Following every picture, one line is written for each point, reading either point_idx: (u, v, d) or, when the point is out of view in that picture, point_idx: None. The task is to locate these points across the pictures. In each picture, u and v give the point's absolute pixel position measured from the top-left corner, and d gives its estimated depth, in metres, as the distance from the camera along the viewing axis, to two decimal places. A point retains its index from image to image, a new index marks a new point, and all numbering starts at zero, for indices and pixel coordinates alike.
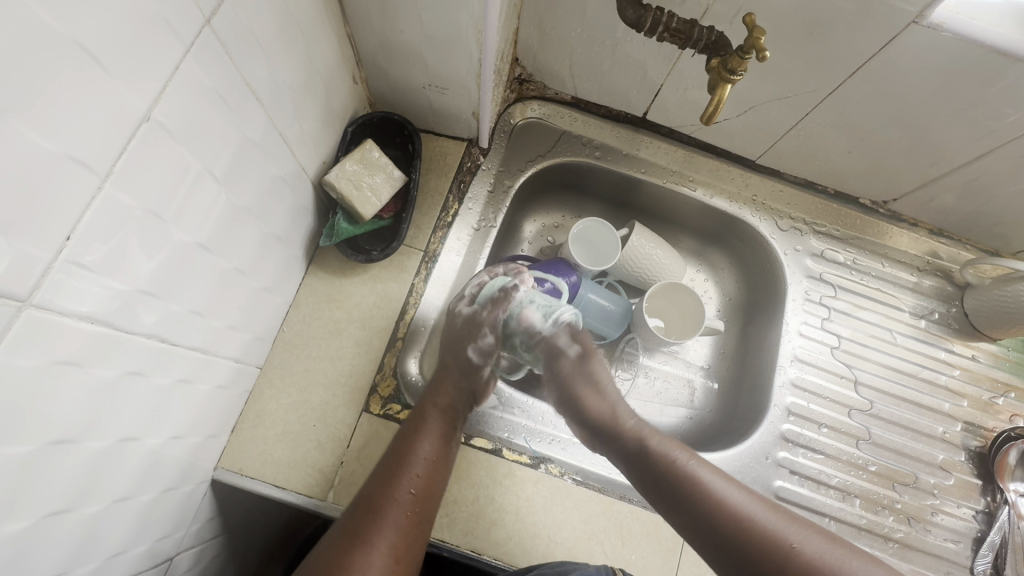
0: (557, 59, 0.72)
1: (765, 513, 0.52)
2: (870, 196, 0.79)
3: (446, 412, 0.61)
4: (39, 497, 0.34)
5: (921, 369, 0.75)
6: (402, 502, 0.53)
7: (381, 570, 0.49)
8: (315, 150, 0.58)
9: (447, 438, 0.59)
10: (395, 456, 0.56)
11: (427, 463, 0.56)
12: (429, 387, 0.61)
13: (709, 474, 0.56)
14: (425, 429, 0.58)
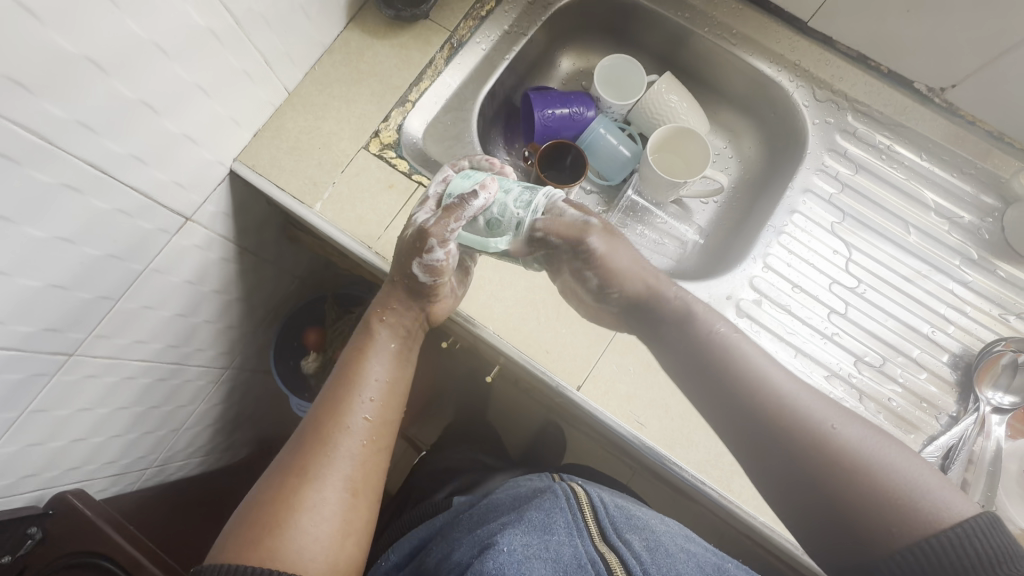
0: None
1: (799, 391, 0.52)
2: (926, 79, 0.73)
3: (400, 333, 0.63)
4: (86, 29, 0.44)
5: (928, 268, 0.71)
6: (357, 429, 0.56)
7: (336, 498, 0.52)
8: None
9: (401, 359, 0.63)
10: (346, 383, 0.58)
11: (379, 386, 0.59)
12: (380, 303, 0.64)
13: (750, 350, 0.55)
14: (376, 347, 0.61)
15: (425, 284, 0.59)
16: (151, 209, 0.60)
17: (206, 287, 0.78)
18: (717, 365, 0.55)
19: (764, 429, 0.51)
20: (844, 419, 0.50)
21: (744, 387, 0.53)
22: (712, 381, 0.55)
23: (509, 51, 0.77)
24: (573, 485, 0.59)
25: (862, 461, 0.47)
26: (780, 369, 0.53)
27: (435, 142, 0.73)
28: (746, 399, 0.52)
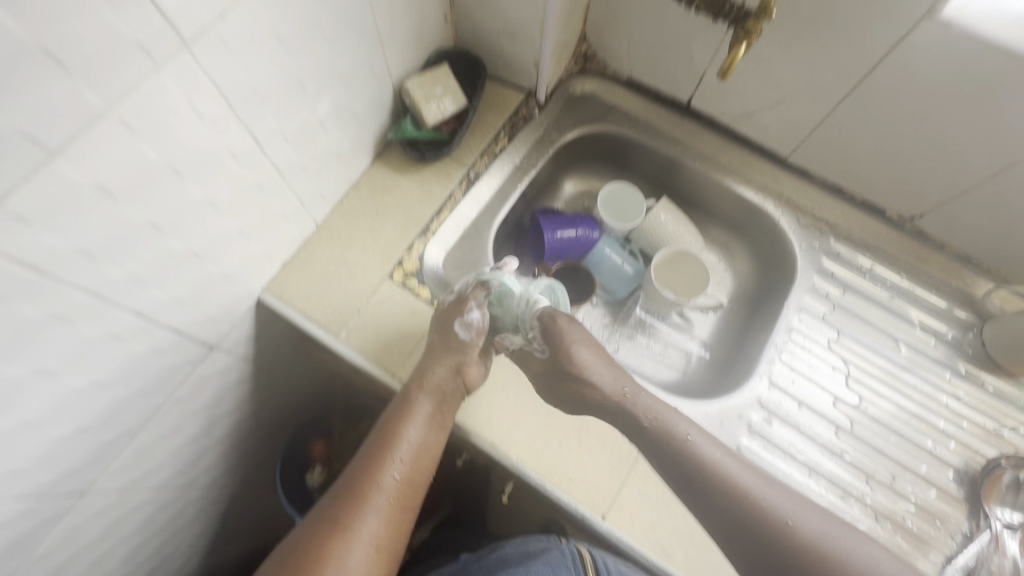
0: (618, 39, 0.84)
1: (752, 481, 0.59)
2: (897, 209, 0.81)
3: (439, 397, 0.64)
4: (150, 201, 0.48)
5: (921, 383, 0.75)
6: (387, 486, 0.60)
7: (363, 554, 0.56)
8: (401, 62, 0.73)
9: (436, 423, 0.64)
10: (384, 440, 0.63)
11: (411, 448, 0.63)
12: (422, 367, 0.66)
13: (713, 451, 0.61)
14: (413, 413, 0.63)
15: (465, 341, 0.66)
16: (183, 344, 0.62)
17: (222, 407, 0.78)
18: (682, 465, 0.60)
19: (724, 514, 0.58)
20: (813, 518, 0.58)
21: (703, 481, 0.59)
22: (683, 482, 0.60)
23: (520, 182, 0.83)
24: (579, 547, 0.70)
25: (812, 543, 0.56)
26: (734, 462, 0.61)
27: (454, 268, 0.77)
28: (708, 488, 0.59)
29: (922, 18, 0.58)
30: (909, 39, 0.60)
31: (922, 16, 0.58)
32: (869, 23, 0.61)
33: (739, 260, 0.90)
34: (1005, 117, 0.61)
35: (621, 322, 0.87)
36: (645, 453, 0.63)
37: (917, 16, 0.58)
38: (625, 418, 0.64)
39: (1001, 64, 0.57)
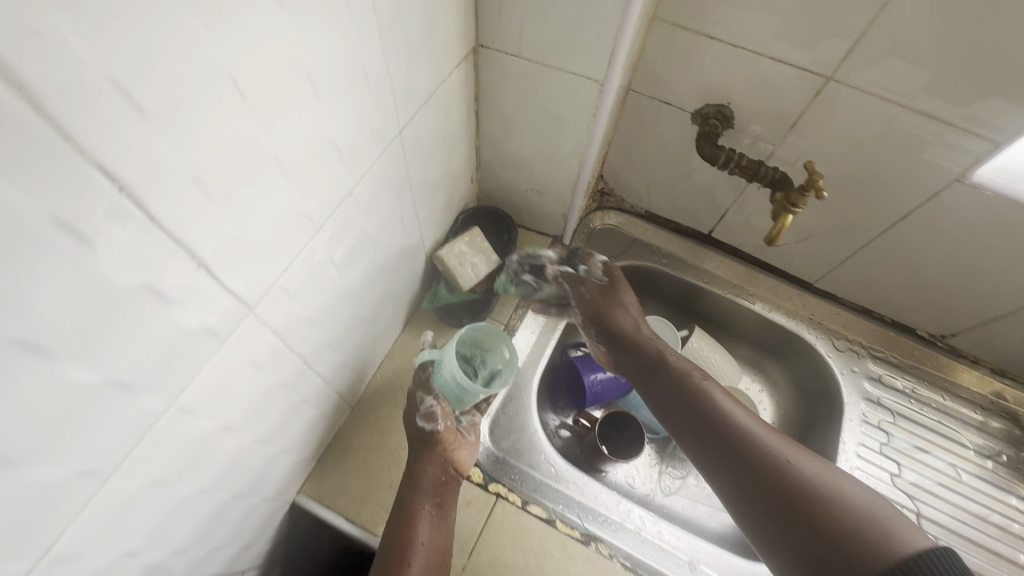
0: (638, 179, 0.85)
1: (773, 438, 0.49)
2: (927, 328, 0.82)
3: (438, 488, 0.59)
4: (202, 471, 0.41)
5: (990, 512, 0.74)
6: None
7: None
8: (434, 231, 0.70)
9: (445, 518, 0.58)
10: (388, 551, 0.54)
11: (424, 550, 0.54)
12: (411, 473, 0.60)
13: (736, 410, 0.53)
14: (419, 513, 0.57)
15: (433, 431, 0.61)
16: None
17: None
18: (688, 406, 0.55)
19: (733, 467, 0.48)
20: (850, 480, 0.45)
21: (714, 424, 0.52)
22: (698, 430, 0.53)
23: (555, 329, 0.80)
24: None
25: (816, 490, 0.44)
26: (766, 432, 0.50)
27: (500, 436, 0.72)
28: (705, 419, 0.53)
29: (955, 179, 0.60)
30: (941, 196, 0.63)
31: (955, 178, 0.60)
32: (900, 180, 0.64)
33: (777, 380, 0.89)
34: None
35: (667, 464, 0.84)
36: (675, 428, 0.56)
37: (950, 178, 0.60)
38: (663, 377, 0.60)
39: None
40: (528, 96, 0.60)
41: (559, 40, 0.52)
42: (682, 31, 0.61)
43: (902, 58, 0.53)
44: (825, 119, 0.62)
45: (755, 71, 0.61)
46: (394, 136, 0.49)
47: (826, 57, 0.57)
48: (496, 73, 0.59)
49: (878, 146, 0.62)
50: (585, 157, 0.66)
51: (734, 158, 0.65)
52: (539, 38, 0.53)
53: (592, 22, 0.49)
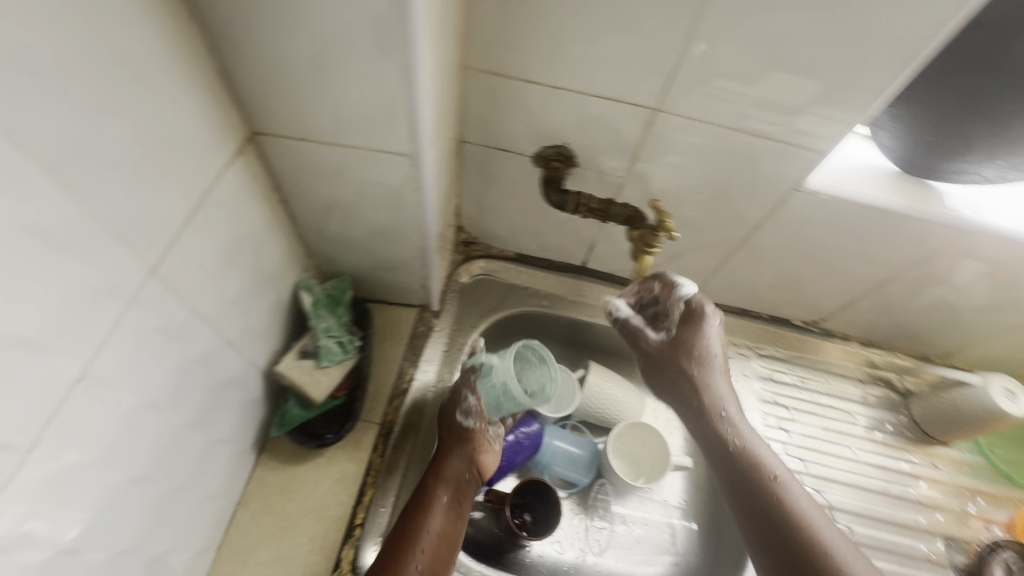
0: (498, 225, 0.79)
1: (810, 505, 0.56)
2: (799, 317, 0.84)
3: (456, 489, 0.62)
4: None
5: (889, 484, 0.76)
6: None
7: None
8: (265, 343, 0.59)
9: (455, 513, 0.60)
10: (405, 527, 0.57)
11: (433, 538, 0.56)
12: (438, 459, 0.64)
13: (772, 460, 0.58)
14: (431, 503, 0.58)
15: (468, 428, 0.64)
16: None
17: None
18: (743, 480, 0.57)
19: (763, 524, 0.55)
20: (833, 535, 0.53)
21: (750, 492, 0.56)
22: (767, 533, 0.54)
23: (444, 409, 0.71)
24: None
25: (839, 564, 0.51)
26: (799, 490, 0.56)
27: None
28: (749, 490, 0.56)
29: (793, 190, 0.60)
30: (784, 206, 0.63)
31: (791, 188, 0.60)
32: (745, 197, 0.63)
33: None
34: (877, 247, 0.66)
35: (592, 515, 0.77)
36: (749, 526, 0.56)
37: (787, 189, 0.60)
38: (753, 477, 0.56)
39: (867, 215, 0.61)
40: (336, 178, 0.51)
41: (348, 119, 0.43)
42: (497, 78, 0.55)
43: (719, 84, 0.51)
44: (663, 148, 0.59)
45: (583, 110, 0.57)
46: (141, 280, 0.37)
47: (648, 90, 0.53)
48: (289, 159, 0.49)
49: (717, 168, 0.60)
50: (425, 229, 0.58)
51: (582, 201, 0.61)
52: (324, 119, 0.44)
53: (379, 98, 0.41)
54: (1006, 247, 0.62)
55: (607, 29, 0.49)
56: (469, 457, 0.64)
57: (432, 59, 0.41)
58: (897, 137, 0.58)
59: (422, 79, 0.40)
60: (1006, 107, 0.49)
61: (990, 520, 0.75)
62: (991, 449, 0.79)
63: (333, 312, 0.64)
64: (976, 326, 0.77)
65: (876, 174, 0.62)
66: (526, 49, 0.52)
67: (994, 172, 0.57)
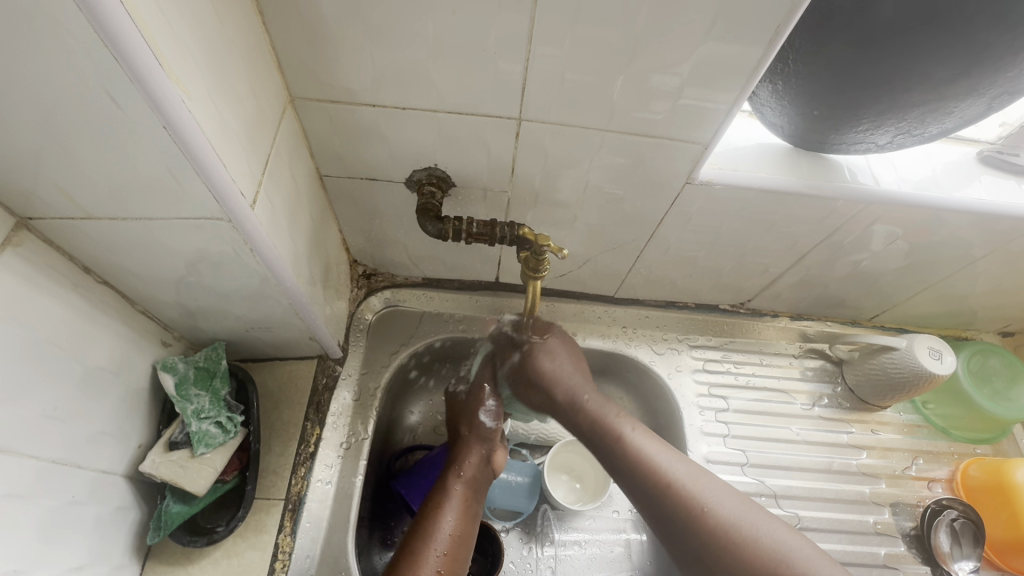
0: (394, 254, 0.71)
1: (706, 482, 0.52)
2: (727, 301, 0.80)
3: (471, 483, 0.64)
4: None
5: (832, 460, 0.75)
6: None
7: None
8: (121, 441, 0.51)
9: (471, 509, 0.62)
10: (419, 534, 0.57)
11: (450, 538, 0.57)
12: (453, 458, 0.66)
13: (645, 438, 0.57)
14: (448, 502, 0.61)
15: (490, 428, 0.68)
16: None
17: None
18: (630, 462, 0.55)
19: (661, 511, 0.52)
20: (746, 515, 0.48)
21: (641, 474, 0.54)
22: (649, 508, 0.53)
23: (358, 469, 0.64)
24: None
25: (738, 538, 0.47)
26: (684, 466, 0.53)
27: None
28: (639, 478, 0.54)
29: (685, 183, 0.56)
30: (681, 199, 0.58)
31: (684, 181, 0.56)
32: (641, 195, 0.58)
33: (621, 397, 0.80)
34: (785, 226, 0.62)
35: (542, 542, 0.73)
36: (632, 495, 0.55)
37: (681, 182, 0.56)
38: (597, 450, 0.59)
39: (767, 198, 0.57)
40: (156, 250, 0.44)
41: (133, 189, 0.37)
42: (336, 106, 0.49)
43: (576, 85, 0.46)
44: (539, 155, 0.54)
45: (440, 128, 0.51)
46: None
47: (503, 100, 0.48)
48: (90, 240, 0.42)
49: (603, 169, 0.55)
50: (283, 287, 0.51)
51: (462, 228, 0.56)
52: (103, 193, 0.37)
53: (155, 164, 0.35)
54: (913, 211, 0.59)
55: (436, 40, 0.43)
56: (487, 457, 0.67)
57: (214, 110, 0.35)
58: (784, 113, 0.54)
59: (198, 138, 0.33)
60: (880, 75, 0.46)
61: (932, 480, 0.75)
62: (926, 406, 0.78)
63: (206, 387, 0.57)
64: (897, 286, 0.75)
65: (767, 153, 0.59)
66: (355, 70, 0.45)
67: (886, 138, 0.54)
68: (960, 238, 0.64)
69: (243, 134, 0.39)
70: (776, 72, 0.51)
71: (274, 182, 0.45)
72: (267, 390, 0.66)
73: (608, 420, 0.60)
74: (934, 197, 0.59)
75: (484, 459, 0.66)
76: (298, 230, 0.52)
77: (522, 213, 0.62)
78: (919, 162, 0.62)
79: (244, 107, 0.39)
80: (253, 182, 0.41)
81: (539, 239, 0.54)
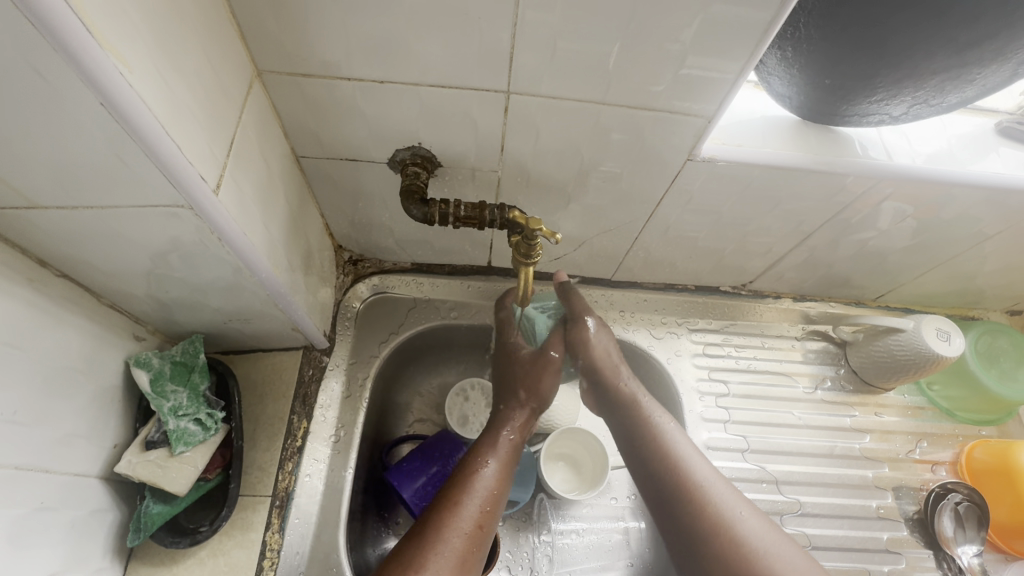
0: (380, 239, 0.68)
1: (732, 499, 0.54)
2: (728, 283, 0.77)
3: (515, 445, 0.62)
4: None
5: (835, 444, 0.73)
6: (463, 530, 0.51)
7: None
8: (92, 442, 0.49)
9: (512, 467, 0.60)
10: (458, 483, 0.55)
11: (489, 495, 0.55)
12: (497, 414, 0.64)
13: (675, 432, 0.61)
14: (493, 454, 0.59)
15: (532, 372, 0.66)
16: None
17: None
18: (650, 449, 0.59)
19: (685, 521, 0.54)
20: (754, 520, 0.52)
21: (665, 475, 0.57)
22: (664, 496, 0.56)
23: (348, 462, 0.62)
24: None
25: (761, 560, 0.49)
26: (719, 481, 0.56)
27: None
28: (660, 473, 0.57)
29: (686, 160, 0.53)
30: (681, 177, 0.55)
31: (685, 158, 0.53)
32: (638, 174, 0.55)
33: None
34: (791, 205, 0.59)
35: (539, 530, 0.71)
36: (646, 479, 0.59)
37: (682, 159, 0.53)
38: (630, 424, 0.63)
39: (773, 175, 0.54)
40: (115, 240, 0.41)
41: (79, 176, 0.33)
42: (307, 80, 0.45)
43: (568, 54, 0.42)
44: (530, 132, 0.50)
45: (422, 103, 0.47)
46: None
47: (490, 71, 0.44)
48: (41, 231, 0.39)
49: (598, 145, 0.51)
50: (258, 278, 0.47)
51: (449, 211, 0.52)
52: (46, 180, 0.33)
53: (99, 147, 0.31)
54: (927, 187, 0.56)
55: (414, 5, 0.39)
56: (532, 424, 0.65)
57: (160, 85, 0.31)
58: (792, 84, 0.51)
59: (149, 119, 0.30)
60: (897, 41, 0.42)
61: (935, 463, 0.74)
62: (931, 388, 0.77)
63: (184, 383, 0.54)
64: (905, 266, 0.72)
65: (774, 127, 0.56)
66: (326, 40, 0.41)
67: (901, 109, 0.50)
68: (973, 216, 0.61)
69: (200, 111, 0.36)
70: (786, 39, 0.47)
71: (240, 165, 0.42)
72: (250, 383, 0.63)
73: (644, 417, 0.62)
74: (949, 172, 0.55)
75: (526, 419, 0.65)
76: (273, 216, 0.49)
77: (513, 195, 0.58)
78: (932, 135, 0.59)
79: (199, 83, 0.35)
80: (217, 167, 0.38)
81: (531, 223, 0.51)
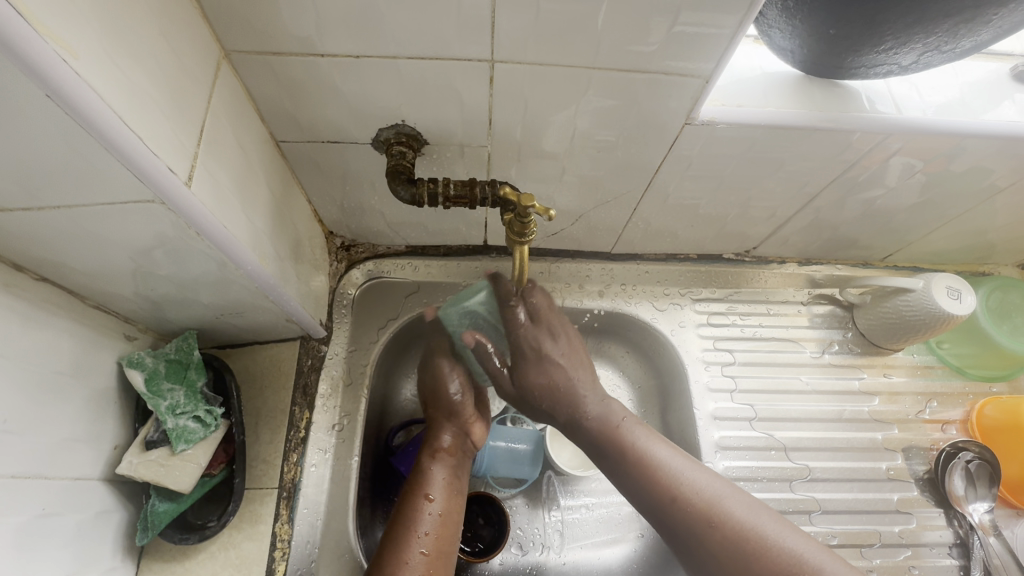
0: (372, 223, 0.66)
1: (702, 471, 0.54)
2: (731, 250, 0.75)
3: (450, 458, 0.61)
4: None
5: (843, 408, 0.72)
6: (416, 565, 0.51)
7: None
8: (91, 445, 0.48)
9: (455, 484, 0.59)
10: (401, 518, 0.55)
11: (435, 519, 0.55)
12: (428, 437, 0.62)
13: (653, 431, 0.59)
14: (429, 479, 0.58)
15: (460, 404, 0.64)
16: None
17: None
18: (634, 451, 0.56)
19: (670, 505, 0.53)
20: (722, 487, 0.53)
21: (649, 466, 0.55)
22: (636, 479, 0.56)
23: (353, 450, 0.61)
24: None
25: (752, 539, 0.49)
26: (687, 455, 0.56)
27: None
28: (649, 473, 0.54)
29: (684, 124, 0.50)
30: (680, 143, 0.52)
31: (683, 123, 0.50)
32: (634, 143, 0.52)
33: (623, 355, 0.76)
34: (795, 166, 0.57)
35: (548, 507, 0.71)
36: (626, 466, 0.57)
37: (679, 124, 0.50)
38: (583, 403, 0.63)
39: (775, 136, 0.52)
40: (91, 241, 0.39)
41: (41, 175, 0.32)
42: (279, 59, 0.42)
43: (554, 16, 0.40)
44: (518, 103, 0.48)
45: (402, 77, 0.45)
46: None
47: (472, 39, 0.41)
48: (11, 236, 0.37)
49: (590, 113, 0.49)
50: (245, 270, 0.46)
51: (437, 191, 0.50)
52: (5, 183, 0.32)
53: (55, 143, 0.29)
54: (938, 140, 0.53)
55: None
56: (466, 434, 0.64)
57: (111, 70, 0.29)
58: (795, 36, 0.48)
59: (101, 111, 0.29)
60: None
61: (945, 422, 0.73)
62: (942, 346, 0.76)
63: (180, 380, 0.54)
64: (914, 223, 0.70)
65: (775, 84, 0.53)
66: (297, 15, 0.39)
67: (912, 58, 0.47)
68: (986, 169, 0.59)
69: (162, 99, 0.34)
70: None
71: (213, 155, 0.40)
72: (248, 376, 0.62)
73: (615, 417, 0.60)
74: (963, 122, 0.53)
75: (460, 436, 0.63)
76: (254, 206, 0.47)
77: (505, 169, 0.56)
78: (943, 85, 0.55)
79: (158, 68, 0.33)
80: (186, 157, 0.36)
81: (523, 200, 0.48)
